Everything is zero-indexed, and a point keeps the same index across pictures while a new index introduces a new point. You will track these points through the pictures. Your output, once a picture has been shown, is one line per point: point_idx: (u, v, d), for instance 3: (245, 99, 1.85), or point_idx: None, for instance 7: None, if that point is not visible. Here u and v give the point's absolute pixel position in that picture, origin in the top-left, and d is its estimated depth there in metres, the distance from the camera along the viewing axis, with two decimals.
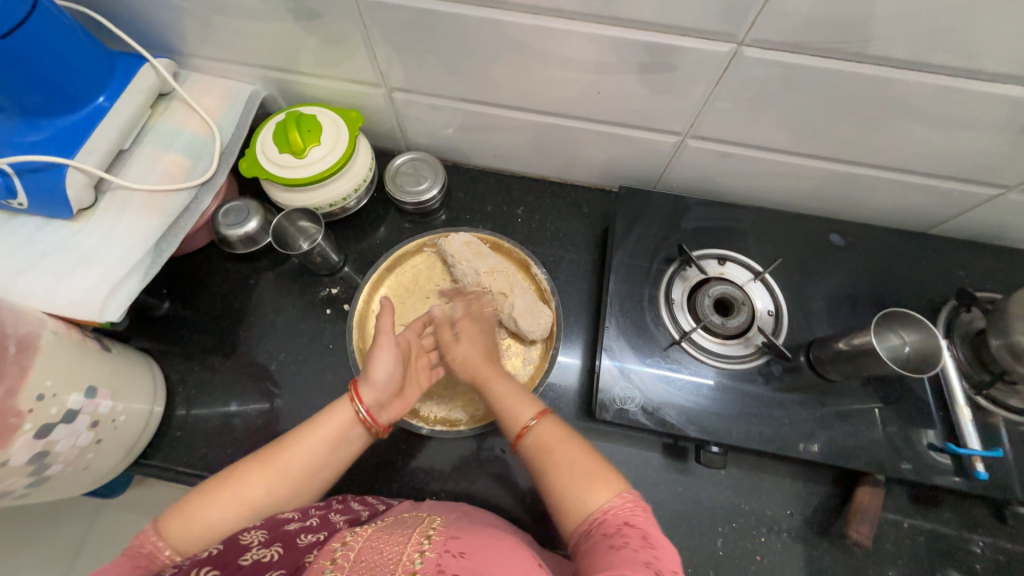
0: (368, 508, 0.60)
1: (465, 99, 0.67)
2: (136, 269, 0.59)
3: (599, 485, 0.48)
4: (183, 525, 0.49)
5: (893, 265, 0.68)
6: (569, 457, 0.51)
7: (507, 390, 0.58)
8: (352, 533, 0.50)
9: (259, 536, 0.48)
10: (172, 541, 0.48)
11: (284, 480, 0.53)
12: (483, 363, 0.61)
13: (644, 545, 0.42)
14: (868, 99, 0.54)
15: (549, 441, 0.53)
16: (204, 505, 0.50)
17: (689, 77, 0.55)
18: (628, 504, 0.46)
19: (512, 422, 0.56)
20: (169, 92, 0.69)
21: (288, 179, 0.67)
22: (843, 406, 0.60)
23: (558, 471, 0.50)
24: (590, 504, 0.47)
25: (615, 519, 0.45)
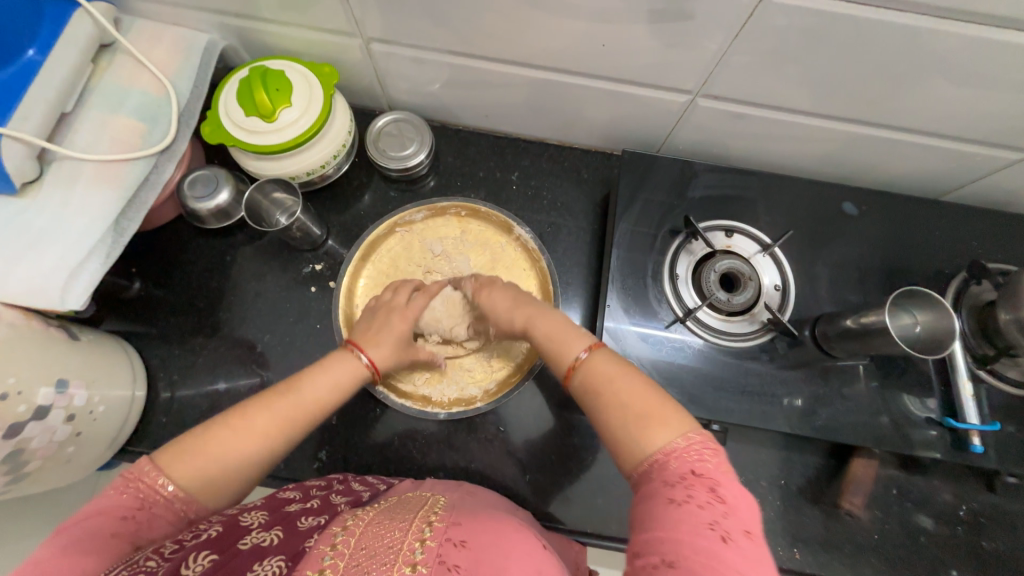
0: (370, 488, 0.59)
1: (453, 50, 0.60)
2: (97, 249, 0.54)
3: (663, 424, 0.43)
4: (190, 464, 0.45)
5: (905, 235, 0.65)
6: (622, 394, 0.46)
7: (549, 325, 0.53)
8: (354, 516, 0.48)
9: (260, 517, 0.47)
10: (175, 481, 0.44)
11: (298, 423, 0.51)
12: (516, 310, 0.56)
13: (711, 501, 0.37)
14: (902, 53, 0.48)
15: (604, 375, 0.47)
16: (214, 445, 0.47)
17: (707, 26, 0.49)
18: (694, 445, 0.41)
19: (559, 356, 0.51)
20: (112, 43, 0.60)
21: (259, 146, 0.60)
22: (845, 383, 0.59)
23: (614, 411, 0.45)
24: (652, 445, 0.42)
25: (681, 466, 0.40)
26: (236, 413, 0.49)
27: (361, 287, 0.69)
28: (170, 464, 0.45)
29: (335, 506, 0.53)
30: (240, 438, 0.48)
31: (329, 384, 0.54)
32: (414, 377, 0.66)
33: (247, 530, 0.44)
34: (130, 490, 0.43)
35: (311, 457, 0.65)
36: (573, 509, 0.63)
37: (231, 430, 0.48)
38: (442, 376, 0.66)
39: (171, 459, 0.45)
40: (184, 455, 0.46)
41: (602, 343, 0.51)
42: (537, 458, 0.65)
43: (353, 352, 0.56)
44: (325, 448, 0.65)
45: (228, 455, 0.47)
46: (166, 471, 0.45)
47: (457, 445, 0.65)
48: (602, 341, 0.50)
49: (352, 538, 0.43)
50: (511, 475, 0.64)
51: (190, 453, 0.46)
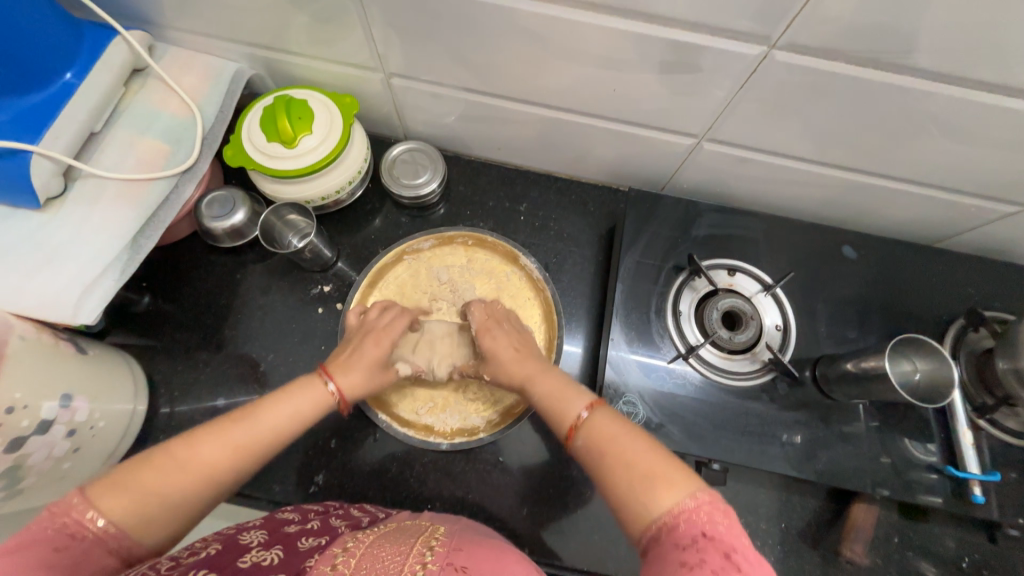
0: (369, 514, 0.59)
1: (470, 88, 0.63)
2: (112, 267, 0.55)
3: (671, 484, 0.41)
4: (122, 496, 0.41)
5: (904, 281, 0.66)
6: (631, 454, 0.45)
7: (553, 385, 0.54)
8: (354, 538, 0.49)
9: (259, 536, 0.49)
10: (107, 515, 0.40)
11: (254, 451, 0.47)
12: (519, 363, 0.57)
13: (725, 566, 0.36)
14: (899, 111, 0.51)
15: (604, 437, 0.47)
16: (149, 481, 0.42)
17: (714, 79, 0.52)
18: (702, 505, 0.40)
19: (562, 418, 0.51)
20: (144, 69, 0.63)
21: (278, 170, 0.62)
22: (846, 427, 0.59)
23: (619, 471, 0.44)
24: (658, 507, 0.41)
25: (690, 528, 0.39)
26: (180, 443, 0.45)
27: None
28: (100, 494, 0.41)
29: (334, 528, 0.54)
30: (183, 470, 0.44)
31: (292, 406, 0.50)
32: (418, 405, 0.66)
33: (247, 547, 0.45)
34: (53, 525, 0.38)
35: (308, 481, 0.64)
36: (570, 543, 0.62)
37: (174, 459, 0.44)
38: (445, 406, 0.66)
39: (101, 490, 0.41)
40: (116, 486, 0.41)
41: (603, 403, 0.51)
42: (534, 488, 0.64)
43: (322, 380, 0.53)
44: (323, 471, 0.64)
45: (171, 492, 0.43)
46: (94, 503, 0.40)
47: (455, 474, 0.64)
48: (603, 399, 0.50)
49: (353, 559, 0.44)
50: (508, 506, 0.63)
51: (124, 480, 0.42)
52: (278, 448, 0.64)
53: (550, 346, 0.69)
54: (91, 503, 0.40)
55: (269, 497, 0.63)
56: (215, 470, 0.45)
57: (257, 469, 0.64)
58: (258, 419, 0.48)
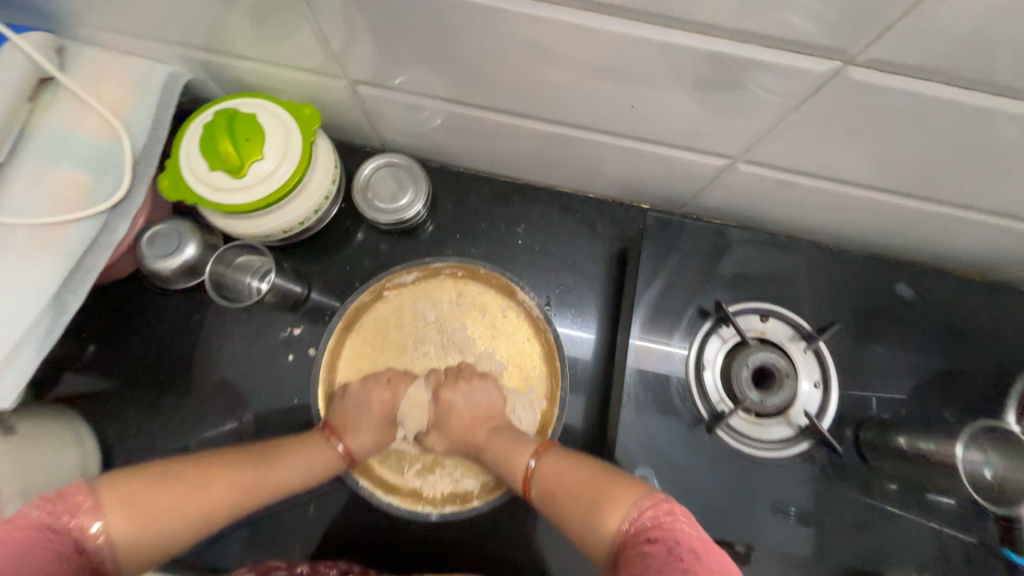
0: (358, 565, 0.55)
1: (452, 98, 0.51)
2: (35, 331, 0.47)
3: (614, 498, 0.41)
4: (134, 512, 0.39)
5: (967, 325, 0.56)
6: (573, 483, 0.45)
7: (500, 445, 0.53)
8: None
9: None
10: (111, 531, 0.38)
11: (256, 497, 0.47)
12: (473, 429, 0.56)
13: (670, 561, 0.35)
14: (1004, 139, 0.39)
15: (551, 482, 0.47)
16: (167, 499, 0.41)
17: (764, 97, 0.40)
18: (647, 512, 0.39)
19: (511, 473, 0.50)
20: (52, 79, 0.51)
21: (227, 204, 0.52)
22: (893, 502, 0.51)
23: (569, 501, 0.44)
24: (608, 526, 0.40)
25: (639, 537, 0.38)
26: (199, 466, 0.45)
27: (348, 361, 0.62)
28: (110, 500, 0.38)
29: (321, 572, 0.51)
30: (192, 495, 0.42)
31: (301, 464, 0.51)
32: (404, 467, 0.58)
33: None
34: (57, 530, 0.35)
35: (285, 550, 0.58)
36: None
37: (184, 481, 0.43)
38: (434, 466, 0.59)
39: (111, 497, 0.39)
40: (126, 497, 0.39)
41: (552, 442, 0.51)
42: (533, 558, 0.58)
43: (330, 442, 0.54)
44: (300, 540, 0.58)
45: (176, 518, 0.41)
46: (102, 509, 0.38)
47: (447, 540, 0.59)
48: (550, 439, 0.51)
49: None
50: None
51: (138, 492, 0.40)
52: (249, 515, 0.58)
53: (553, 397, 0.60)
54: (101, 509, 0.38)
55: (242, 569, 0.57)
56: (221, 503, 0.44)
57: (227, 539, 0.58)
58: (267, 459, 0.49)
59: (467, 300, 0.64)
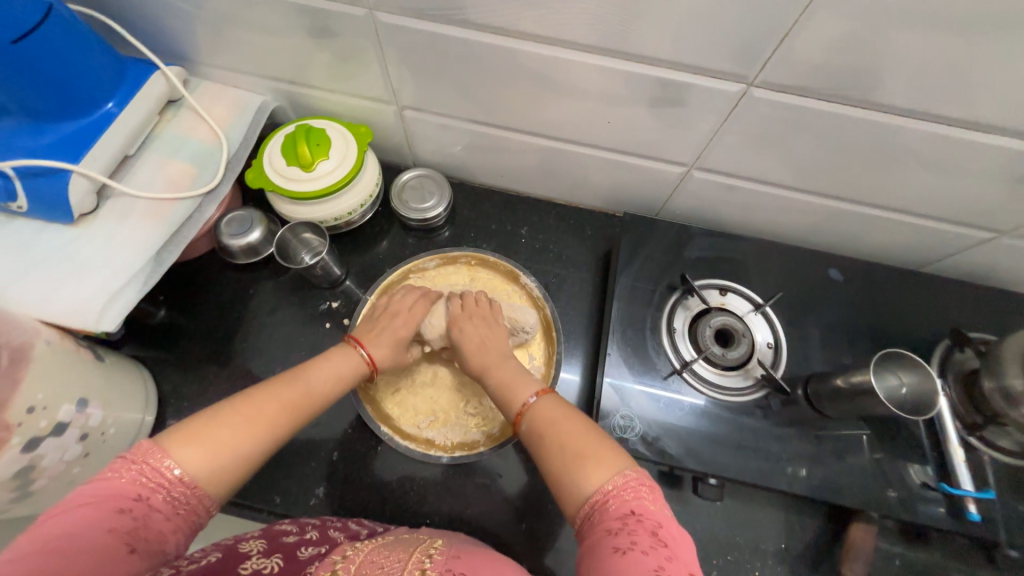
0: (367, 528, 0.59)
1: (476, 120, 0.68)
2: (136, 278, 0.58)
3: (599, 462, 0.45)
4: (198, 449, 0.44)
5: (889, 302, 0.69)
6: (566, 436, 0.48)
7: (507, 373, 0.59)
8: (352, 548, 0.50)
9: (258, 546, 0.50)
10: (182, 465, 0.42)
11: (299, 414, 0.52)
12: (480, 354, 0.62)
13: (653, 545, 0.38)
14: (872, 142, 0.55)
15: (547, 420, 0.51)
16: (224, 432, 0.46)
17: (700, 113, 0.56)
18: (629, 482, 0.43)
19: (512, 403, 0.55)
20: (178, 100, 0.69)
21: (295, 191, 0.67)
22: (840, 443, 0.60)
23: (556, 452, 0.48)
24: (590, 487, 0.44)
25: (620, 508, 0.42)
26: (241, 402, 0.49)
27: None
28: (173, 446, 0.43)
29: (333, 539, 0.55)
30: (246, 422, 0.48)
31: (329, 373, 0.57)
32: (420, 419, 0.68)
33: (246, 556, 0.46)
34: (129, 478, 0.40)
35: (309, 493, 0.64)
36: (568, 561, 0.62)
37: (234, 414, 0.48)
38: (445, 420, 0.68)
39: (173, 444, 0.43)
40: (185, 439, 0.44)
41: (551, 390, 0.55)
42: (532, 505, 0.64)
43: (354, 348, 0.61)
44: (323, 483, 0.65)
45: (240, 442, 0.46)
46: (168, 453, 0.43)
47: (455, 489, 0.65)
48: (549, 387, 0.55)
49: (353, 565, 0.45)
50: (505, 523, 0.63)
51: (194, 433, 0.45)
52: (280, 459, 0.65)
53: (549, 362, 0.71)
54: (168, 453, 0.42)
55: (269, 509, 0.63)
56: (276, 421, 0.49)
57: (258, 481, 0.64)
58: (306, 380, 0.54)
59: (479, 281, 0.76)
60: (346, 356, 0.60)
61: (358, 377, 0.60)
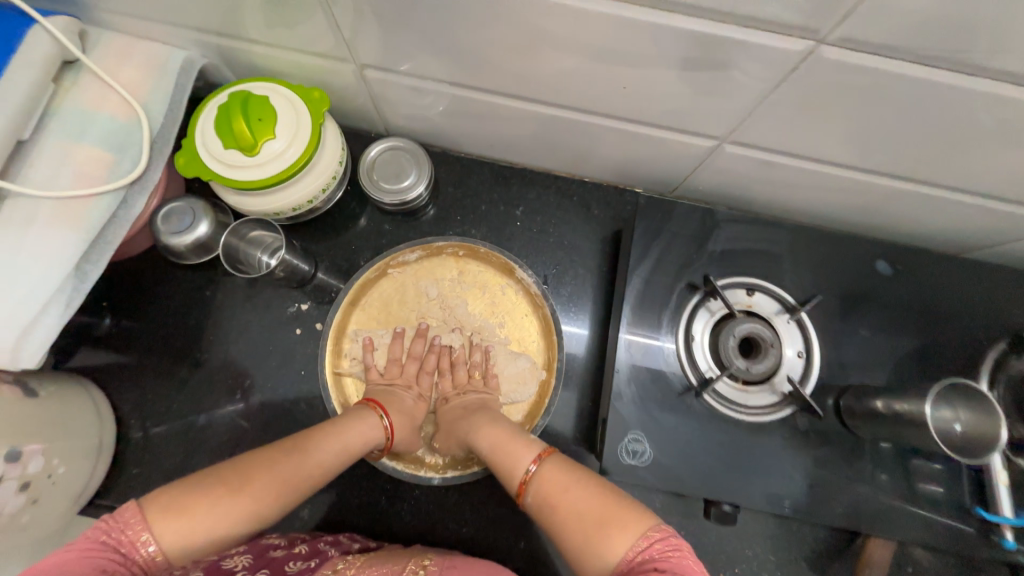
0: (359, 543, 0.57)
1: (455, 81, 0.54)
2: (56, 298, 0.49)
3: (618, 520, 0.41)
4: (177, 526, 0.40)
5: (941, 299, 0.60)
6: (578, 503, 0.44)
7: (498, 436, 0.53)
8: (342, 564, 0.50)
9: (243, 561, 0.48)
10: (159, 543, 0.39)
11: (304, 491, 0.47)
12: (472, 416, 0.58)
13: None
14: (969, 116, 0.42)
15: (552, 488, 0.46)
16: (207, 506, 0.41)
17: (746, 77, 0.43)
18: (652, 541, 0.39)
19: (511, 473, 0.49)
20: (75, 61, 0.54)
21: (239, 182, 0.55)
22: (870, 464, 0.54)
23: (569, 518, 0.43)
24: (614, 555, 0.40)
25: (642, 568, 0.38)
26: (241, 468, 0.44)
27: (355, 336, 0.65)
28: (157, 518, 0.40)
29: (322, 550, 0.53)
30: (238, 497, 0.43)
31: (337, 444, 0.51)
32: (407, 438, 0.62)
33: (233, 574, 0.45)
34: (109, 543, 0.38)
35: (292, 514, 0.60)
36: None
37: (229, 486, 0.43)
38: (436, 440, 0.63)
39: (158, 515, 0.40)
40: (170, 510, 0.40)
41: (552, 450, 0.50)
42: (531, 522, 0.61)
43: (377, 414, 0.56)
44: (306, 505, 0.60)
45: (222, 523, 0.42)
46: (150, 527, 0.39)
47: (449, 509, 0.61)
48: (549, 448, 0.50)
49: None
50: (503, 541, 0.60)
51: (181, 507, 0.41)
52: None
53: (550, 368, 0.63)
54: (148, 527, 0.39)
55: None
56: (266, 503, 0.44)
57: None
58: (309, 452, 0.48)
59: (469, 274, 0.67)
60: (367, 423, 0.54)
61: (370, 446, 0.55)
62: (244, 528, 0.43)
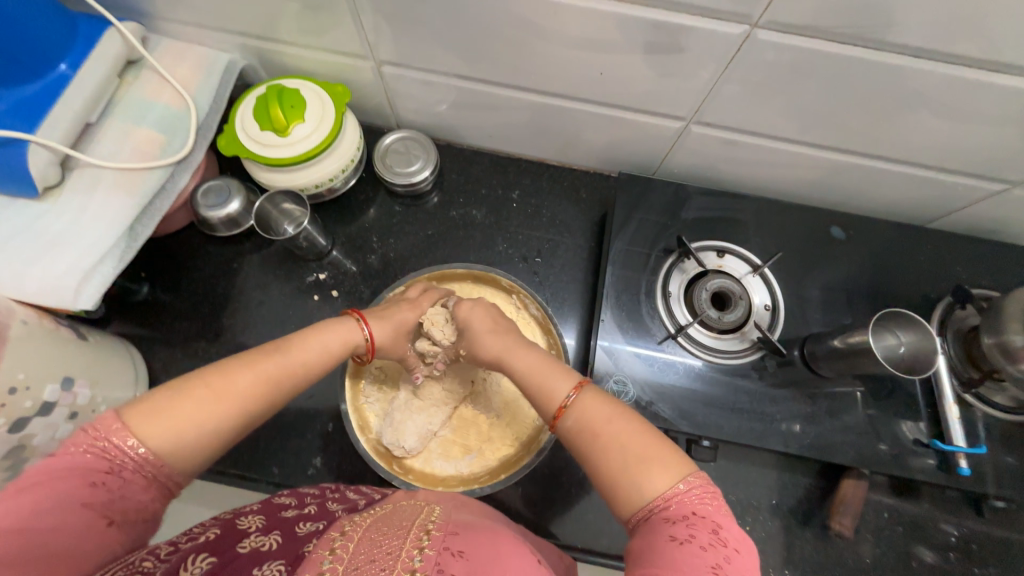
0: (365, 497, 0.57)
1: (460, 74, 0.63)
2: (110, 254, 0.56)
3: (662, 465, 0.43)
4: (163, 423, 0.41)
5: (890, 259, 0.67)
6: (620, 436, 0.45)
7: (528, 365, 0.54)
8: (352, 522, 0.46)
9: (258, 521, 0.45)
10: (146, 442, 0.40)
11: (286, 385, 0.49)
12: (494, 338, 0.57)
13: (713, 543, 0.37)
14: (883, 89, 0.51)
15: (595, 418, 0.47)
16: (190, 407, 0.43)
17: (701, 60, 0.52)
18: (694, 488, 0.41)
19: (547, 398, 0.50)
20: (138, 59, 0.64)
21: (271, 158, 0.63)
22: (834, 402, 0.60)
23: (610, 452, 0.45)
24: (651, 490, 0.42)
25: (681, 509, 0.40)
26: (218, 372, 0.46)
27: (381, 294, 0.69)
28: (135, 421, 0.41)
29: (332, 512, 0.51)
30: (219, 397, 0.44)
31: (318, 349, 0.53)
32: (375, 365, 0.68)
33: (245, 534, 0.43)
34: (93, 448, 0.38)
35: (306, 463, 0.65)
36: (565, 522, 0.63)
37: (207, 387, 0.45)
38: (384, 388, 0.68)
39: (138, 419, 0.41)
40: (151, 415, 0.42)
41: (587, 383, 0.51)
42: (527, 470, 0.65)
43: (357, 325, 0.57)
44: (321, 454, 0.65)
45: (211, 418, 0.44)
46: (132, 430, 0.40)
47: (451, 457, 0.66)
48: (585, 380, 0.51)
49: (352, 544, 0.42)
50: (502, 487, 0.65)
51: (157, 410, 0.42)
52: (279, 431, 0.66)
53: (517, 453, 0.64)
54: (130, 429, 0.40)
55: (266, 481, 0.64)
56: (248, 401, 0.46)
57: (255, 452, 0.65)
58: (288, 353, 0.51)
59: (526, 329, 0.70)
60: (343, 326, 0.56)
61: (349, 351, 0.57)
62: (235, 421, 0.45)
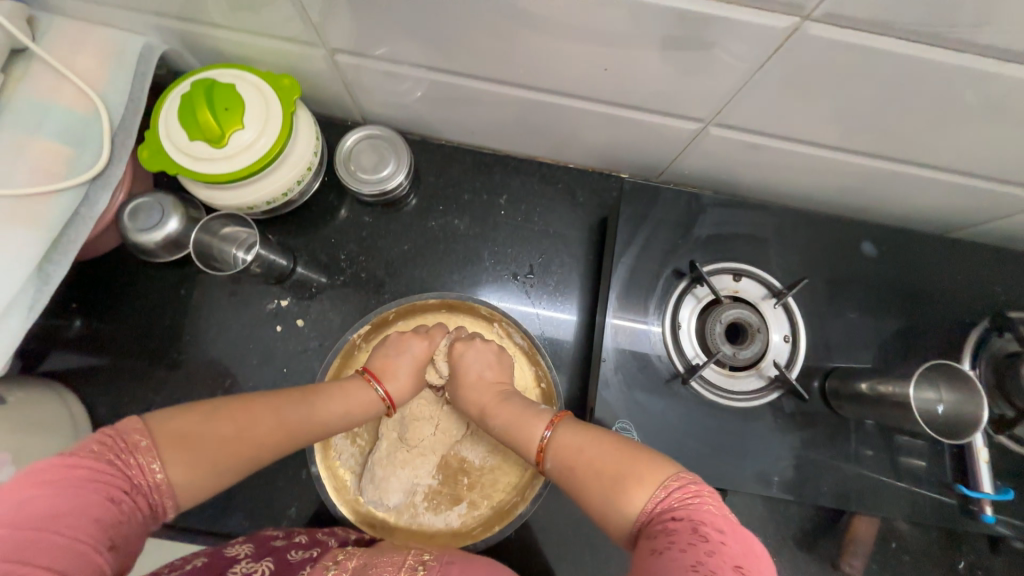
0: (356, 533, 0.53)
1: (432, 66, 0.51)
2: (18, 302, 0.48)
3: (638, 477, 0.39)
4: (187, 453, 0.40)
5: (922, 278, 0.60)
6: (597, 459, 0.42)
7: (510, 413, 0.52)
8: (346, 555, 0.43)
9: (246, 549, 0.42)
10: (168, 470, 0.39)
11: (300, 438, 0.48)
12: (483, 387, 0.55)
13: (694, 540, 0.33)
14: (953, 97, 0.41)
15: (571, 451, 0.44)
16: (214, 441, 0.41)
17: (730, 56, 0.41)
18: (675, 492, 0.37)
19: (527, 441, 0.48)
20: (25, 49, 0.50)
21: (207, 174, 0.52)
22: (852, 444, 0.55)
23: (590, 479, 0.42)
24: (632, 506, 0.38)
25: (663, 516, 0.36)
26: (243, 407, 0.45)
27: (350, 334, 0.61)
28: (163, 443, 0.39)
29: (322, 542, 0.47)
30: (241, 437, 0.43)
31: (342, 405, 0.51)
32: None
33: (234, 561, 0.39)
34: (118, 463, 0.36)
35: (280, 513, 0.60)
36: (560, 567, 0.59)
37: (233, 424, 0.43)
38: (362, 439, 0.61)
39: (166, 440, 0.39)
40: (177, 439, 0.40)
41: (567, 416, 0.49)
42: None
43: (370, 385, 0.54)
44: (295, 503, 0.60)
45: (228, 459, 0.42)
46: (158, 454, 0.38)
47: None
48: (562, 413, 0.49)
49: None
50: None
51: (185, 434, 0.40)
52: (246, 480, 0.60)
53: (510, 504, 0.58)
54: (156, 450, 0.38)
55: (236, 534, 0.59)
56: (267, 446, 0.45)
57: (222, 504, 0.59)
58: (311, 407, 0.49)
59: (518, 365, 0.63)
60: (362, 388, 0.54)
61: (370, 414, 0.55)
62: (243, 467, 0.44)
